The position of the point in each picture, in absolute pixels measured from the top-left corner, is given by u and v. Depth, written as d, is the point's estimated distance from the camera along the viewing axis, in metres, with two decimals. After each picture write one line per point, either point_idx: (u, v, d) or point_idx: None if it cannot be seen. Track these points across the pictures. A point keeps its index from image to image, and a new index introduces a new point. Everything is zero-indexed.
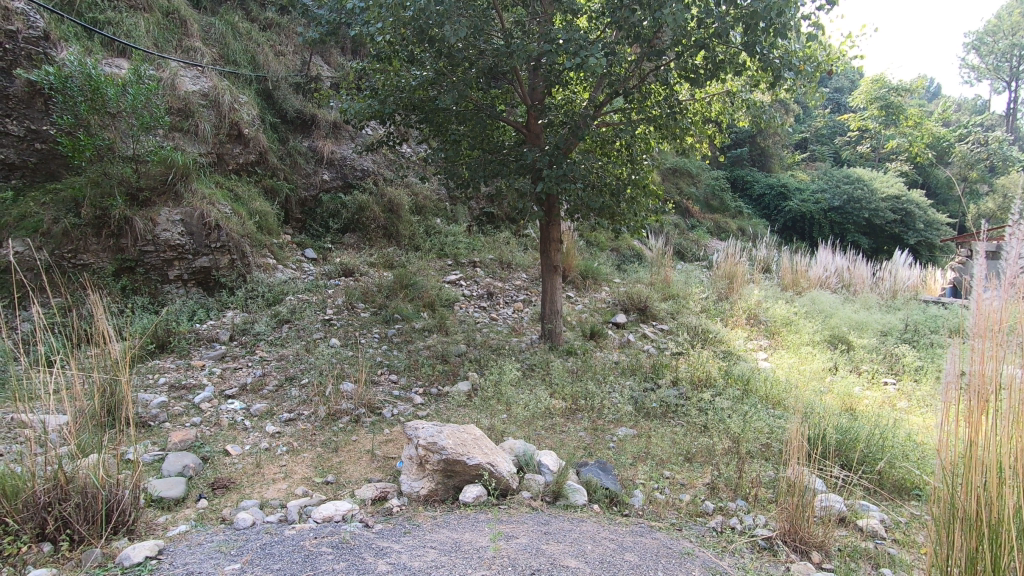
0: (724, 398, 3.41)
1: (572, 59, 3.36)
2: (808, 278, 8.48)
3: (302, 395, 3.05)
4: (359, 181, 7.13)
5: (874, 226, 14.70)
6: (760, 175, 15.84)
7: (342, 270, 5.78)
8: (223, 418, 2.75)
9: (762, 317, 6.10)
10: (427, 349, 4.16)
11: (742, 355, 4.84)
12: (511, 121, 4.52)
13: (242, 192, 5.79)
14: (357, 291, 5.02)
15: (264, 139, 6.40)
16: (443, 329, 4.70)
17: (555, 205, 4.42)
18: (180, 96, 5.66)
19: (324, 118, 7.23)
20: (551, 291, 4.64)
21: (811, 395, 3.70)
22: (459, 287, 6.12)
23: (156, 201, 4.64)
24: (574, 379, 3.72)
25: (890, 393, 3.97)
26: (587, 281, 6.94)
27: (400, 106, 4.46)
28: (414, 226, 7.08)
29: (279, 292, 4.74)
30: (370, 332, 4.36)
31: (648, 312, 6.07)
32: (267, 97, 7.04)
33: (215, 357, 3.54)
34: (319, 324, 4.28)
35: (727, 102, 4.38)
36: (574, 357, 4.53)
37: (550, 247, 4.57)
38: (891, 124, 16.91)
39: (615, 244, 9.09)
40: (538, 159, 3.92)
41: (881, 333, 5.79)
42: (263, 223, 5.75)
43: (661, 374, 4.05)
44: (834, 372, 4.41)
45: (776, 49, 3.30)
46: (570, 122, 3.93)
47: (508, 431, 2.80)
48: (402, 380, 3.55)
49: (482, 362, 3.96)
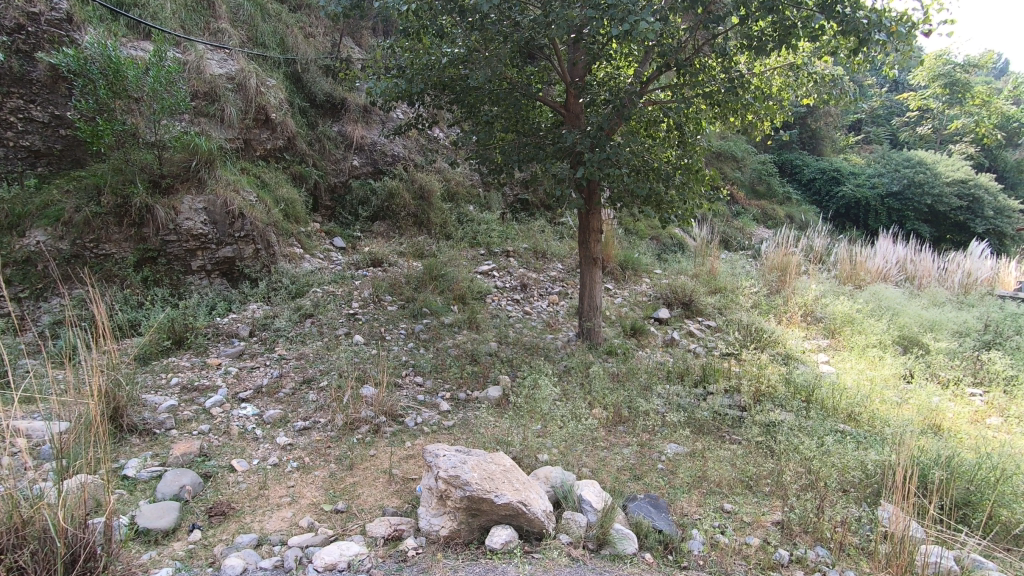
0: (785, 413, 3.02)
1: (620, 26, 2.97)
2: (867, 270, 7.84)
3: (319, 401, 2.82)
4: (389, 167, 6.90)
5: (937, 213, 13.68)
6: (811, 159, 14.92)
7: (371, 260, 5.57)
8: (233, 426, 2.53)
9: (819, 314, 5.61)
10: (455, 347, 3.89)
11: (801, 357, 4.40)
12: (548, 101, 4.16)
13: (270, 179, 5.61)
14: (384, 284, 4.79)
15: (292, 124, 6.21)
16: (473, 324, 4.43)
17: (596, 192, 4.05)
18: (205, 80, 5.51)
19: (354, 102, 7.00)
20: (591, 285, 4.28)
21: (886, 409, 3.27)
22: (491, 278, 5.82)
23: (178, 188, 4.49)
24: (616, 386, 3.39)
25: (978, 407, 3.50)
26: (627, 272, 6.55)
27: (429, 85, 4.15)
28: (446, 213, 6.82)
29: (303, 285, 4.55)
30: (396, 328, 4.12)
31: (693, 307, 5.65)
32: (297, 80, 6.85)
33: (232, 355, 3.35)
34: (343, 319, 4.06)
35: (791, 76, 3.92)
36: (614, 357, 4.19)
37: (590, 237, 4.20)
38: (957, 103, 15.60)
39: (655, 232, 8.63)
40: (578, 141, 3.55)
41: (957, 334, 5.23)
42: (290, 211, 5.58)
43: (711, 380, 3.68)
44: (908, 380, 3.95)
45: (859, 8, 2.80)
46: (615, 100, 3.55)
47: (541, 447, 2.51)
48: (428, 383, 3.28)
49: (514, 364, 3.67)
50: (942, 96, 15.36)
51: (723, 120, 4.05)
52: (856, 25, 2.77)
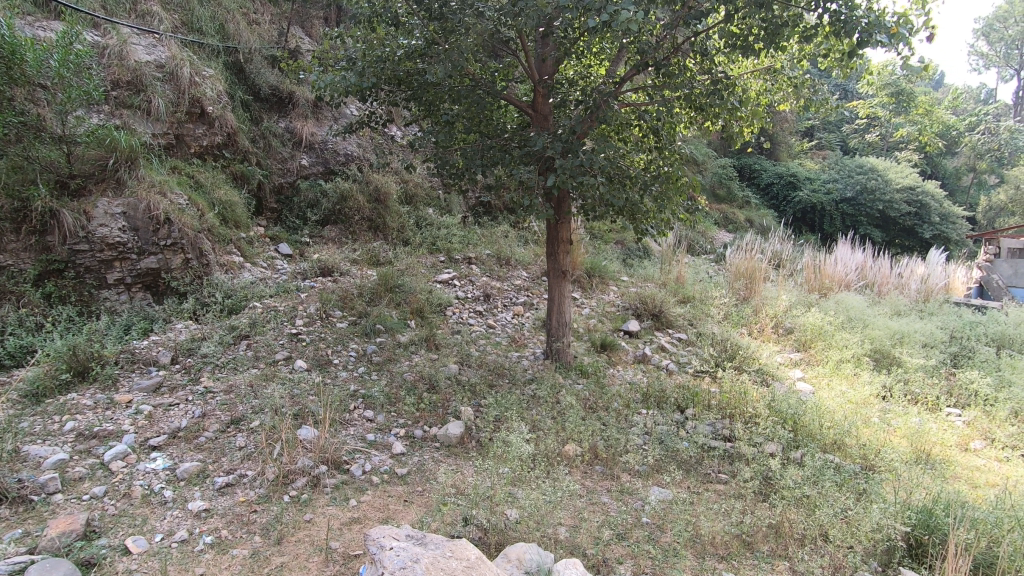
0: (773, 446, 2.79)
1: (597, 18, 2.65)
2: (831, 277, 7.81)
3: (247, 447, 2.40)
4: (342, 167, 6.48)
5: (887, 218, 14.08)
6: (769, 163, 15.10)
7: (320, 269, 5.12)
8: (135, 488, 2.09)
9: (788, 325, 5.50)
10: (411, 371, 3.51)
11: (777, 375, 4.23)
12: (514, 100, 3.79)
13: (205, 179, 5.07)
14: (333, 297, 4.37)
15: (232, 118, 5.66)
16: (432, 342, 4.05)
17: (566, 200, 3.73)
18: (129, 67, 4.90)
19: (303, 96, 6.48)
20: (559, 300, 3.96)
21: (874, 436, 3.10)
22: (451, 287, 5.45)
23: (91, 190, 3.96)
24: (589, 416, 3.10)
25: (961, 429, 3.38)
26: (594, 280, 6.29)
27: (382, 79, 3.74)
28: (403, 217, 6.41)
29: (241, 300, 4.07)
30: (344, 349, 3.70)
31: (663, 318, 5.43)
32: (238, 71, 6.27)
33: (147, 389, 2.86)
34: (284, 341, 3.62)
35: (767, 80, 3.72)
36: (585, 378, 3.90)
37: (558, 248, 3.88)
38: (903, 112, 16.13)
39: (620, 237, 8.43)
40: (548, 146, 3.23)
41: (925, 345, 5.20)
42: (228, 215, 5.07)
43: (690, 406, 3.43)
44: (886, 400, 3.83)
45: (857, 6, 2.58)
46: (588, 101, 3.25)
47: (512, 499, 2.18)
48: (380, 418, 2.90)
49: (477, 391, 3.33)
50: (889, 105, 15.83)
51: (699, 124, 3.79)
52: (855, 25, 2.55)
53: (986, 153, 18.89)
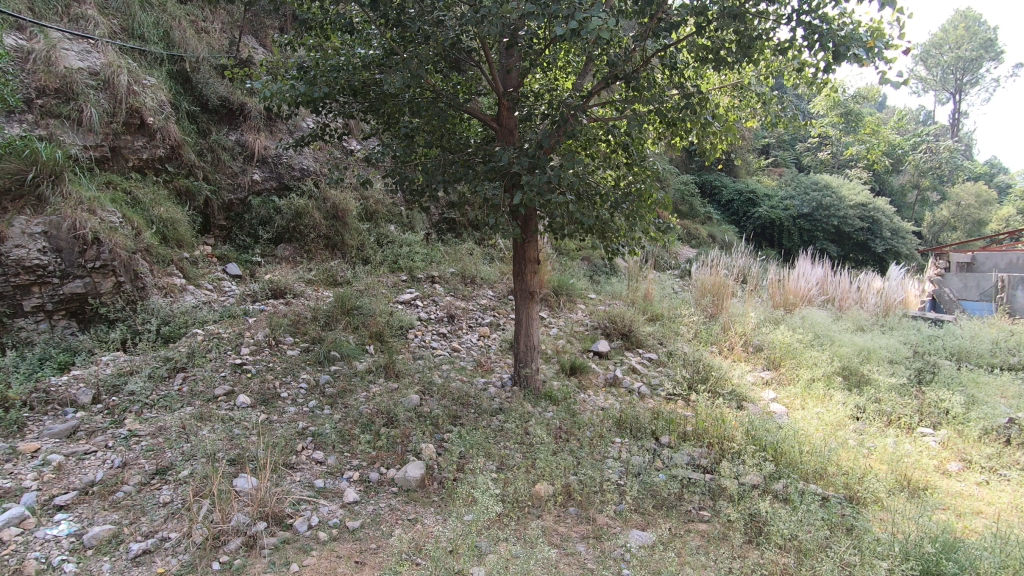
0: (753, 479, 2.64)
1: (564, 26, 2.50)
2: (795, 292, 7.85)
3: (174, 503, 2.09)
4: (297, 182, 6.17)
5: (842, 233, 14.50)
6: (728, 180, 15.39)
7: (271, 290, 4.79)
8: (28, 561, 1.76)
9: (756, 342, 5.44)
10: (369, 403, 3.24)
11: (750, 397, 4.11)
12: (477, 113, 3.61)
13: (143, 195, 4.69)
14: (284, 322, 4.06)
15: (176, 129, 5.30)
16: (392, 370, 3.78)
17: (533, 218, 3.54)
18: (58, 73, 4.52)
19: (255, 108, 6.17)
20: (527, 322, 3.75)
21: (854, 461, 2.99)
22: (414, 308, 5.19)
23: (7, 208, 3.56)
24: (561, 449, 2.89)
25: (937, 450, 3.31)
26: (561, 298, 6.13)
27: (335, 89, 3.50)
28: (363, 235, 6.13)
29: (179, 327, 3.73)
30: (294, 381, 3.40)
31: (632, 337, 5.30)
32: (185, 80, 5.92)
33: (61, 434, 2.51)
34: (226, 372, 3.29)
35: (735, 96, 3.64)
36: (556, 405, 3.68)
37: (526, 268, 3.69)
38: (853, 132, 16.78)
39: (587, 253, 8.33)
40: (514, 161, 3.05)
41: (889, 361, 5.22)
42: (169, 233, 4.70)
43: (666, 434, 3.26)
44: (860, 421, 3.75)
45: (829, 20, 2.50)
46: (555, 115, 3.09)
47: (478, 557, 1.95)
48: (332, 459, 2.62)
49: (440, 425, 3.08)
50: (840, 125, 16.44)
51: (668, 139, 3.68)
52: (830, 38, 2.46)
53: (929, 170, 19.84)
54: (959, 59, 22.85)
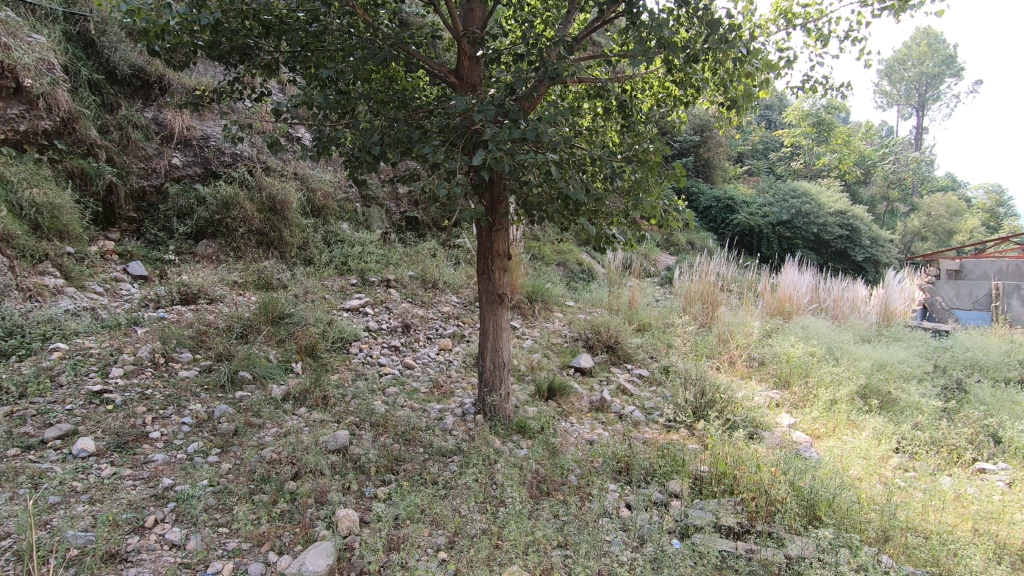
0: (811, 555, 1.87)
1: None
2: (792, 301, 7.18)
3: None
4: (226, 168, 5.25)
5: (822, 242, 14.11)
6: (706, 187, 14.94)
7: (179, 294, 3.87)
8: None
9: (758, 356, 4.74)
10: (276, 443, 2.36)
11: (766, 425, 3.37)
12: (428, 62, 2.78)
13: (13, 173, 3.74)
14: (184, 335, 3.15)
15: (67, 98, 4.36)
16: (319, 397, 2.89)
17: (503, 199, 2.72)
18: None
19: (176, 81, 5.25)
20: (495, 335, 2.93)
21: (928, 518, 2.25)
22: (362, 316, 4.30)
23: None
24: (539, 509, 2.07)
25: (1013, 495, 2.61)
26: (536, 306, 5.33)
27: (239, 24, 2.65)
28: (306, 231, 5.23)
29: (29, 341, 2.81)
30: (176, 416, 2.49)
31: (619, 350, 4.52)
32: (88, 45, 4.97)
33: None
34: (75, 405, 2.39)
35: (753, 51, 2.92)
36: (531, 441, 2.85)
37: (494, 264, 2.85)
38: (824, 141, 16.66)
39: (562, 257, 7.54)
40: (475, 113, 2.26)
41: (911, 376, 4.57)
42: (45, 222, 3.75)
43: (676, 480, 2.45)
44: (905, 456, 3.05)
45: None
46: (529, 54, 2.31)
47: None
48: (199, 540, 1.75)
49: (372, 476, 2.24)
50: (813, 135, 16.25)
51: (671, 104, 2.92)
52: None
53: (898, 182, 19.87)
54: (921, 75, 23.21)
